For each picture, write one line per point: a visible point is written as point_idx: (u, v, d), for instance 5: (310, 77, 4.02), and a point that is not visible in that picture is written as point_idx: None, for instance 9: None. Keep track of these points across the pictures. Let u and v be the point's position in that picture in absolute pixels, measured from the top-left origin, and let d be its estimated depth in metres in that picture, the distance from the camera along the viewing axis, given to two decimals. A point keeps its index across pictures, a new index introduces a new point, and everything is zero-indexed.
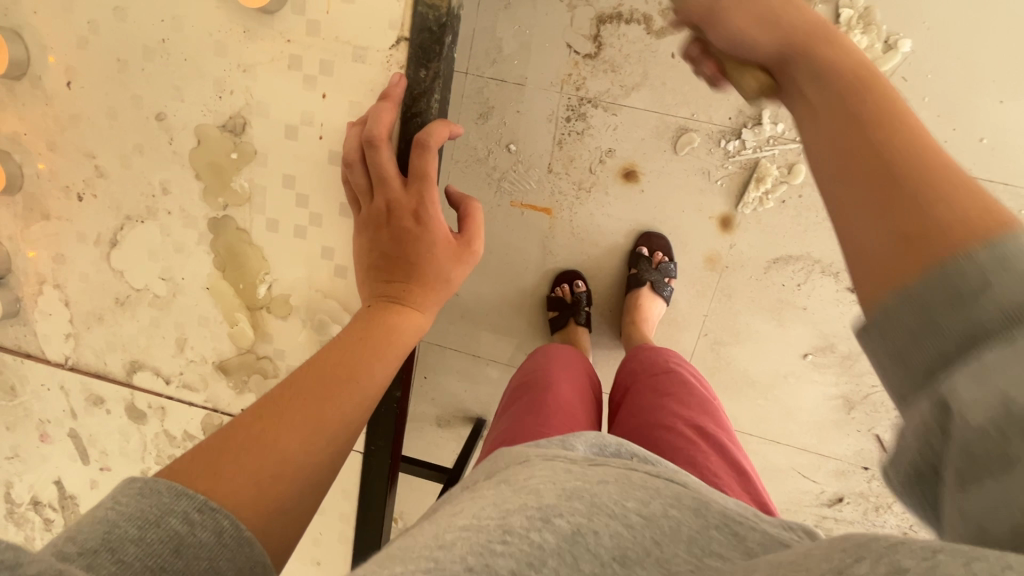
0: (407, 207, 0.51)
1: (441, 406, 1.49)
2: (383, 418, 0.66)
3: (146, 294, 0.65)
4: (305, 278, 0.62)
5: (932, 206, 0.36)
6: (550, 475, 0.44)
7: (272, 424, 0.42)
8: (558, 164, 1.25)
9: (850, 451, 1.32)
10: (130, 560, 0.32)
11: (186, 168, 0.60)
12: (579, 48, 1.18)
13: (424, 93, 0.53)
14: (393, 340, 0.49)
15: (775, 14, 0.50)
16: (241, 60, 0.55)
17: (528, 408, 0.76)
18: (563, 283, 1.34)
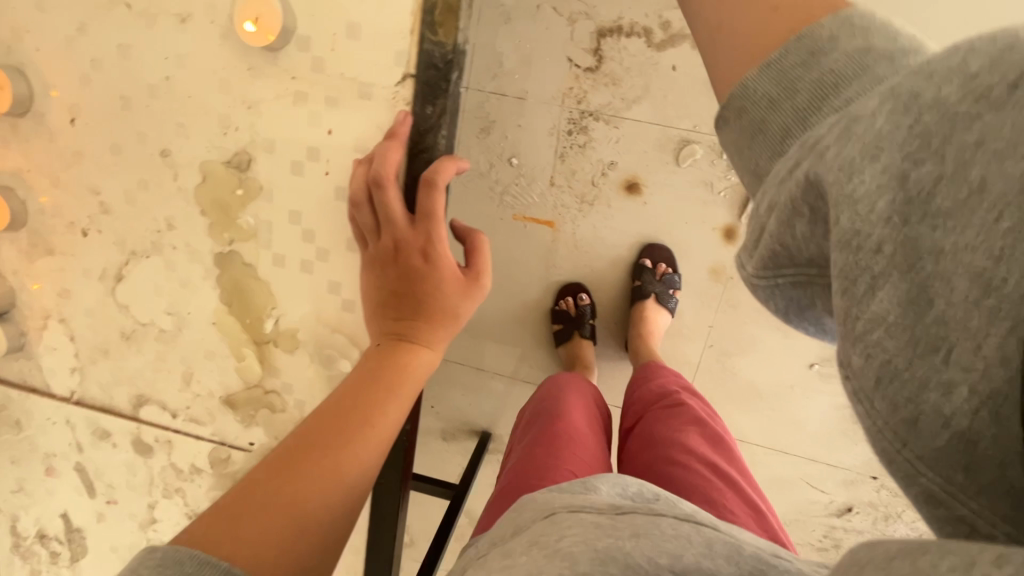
0: (414, 246, 0.50)
1: (446, 421, 1.48)
2: (393, 452, 0.64)
3: (152, 328, 0.64)
4: (312, 313, 0.61)
5: None
6: (580, 532, 0.44)
7: (288, 477, 0.42)
8: (561, 177, 1.25)
9: (857, 460, 1.32)
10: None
11: (192, 204, 0.60)
12: (579, 61, 1.18)
13: (431, 128, 0.52)
14: (404, 382, 0.48)
15: None
16: (245, 97, 0.55)
17: (540, 439, 0.76)
18: (568, 296, 1.33)
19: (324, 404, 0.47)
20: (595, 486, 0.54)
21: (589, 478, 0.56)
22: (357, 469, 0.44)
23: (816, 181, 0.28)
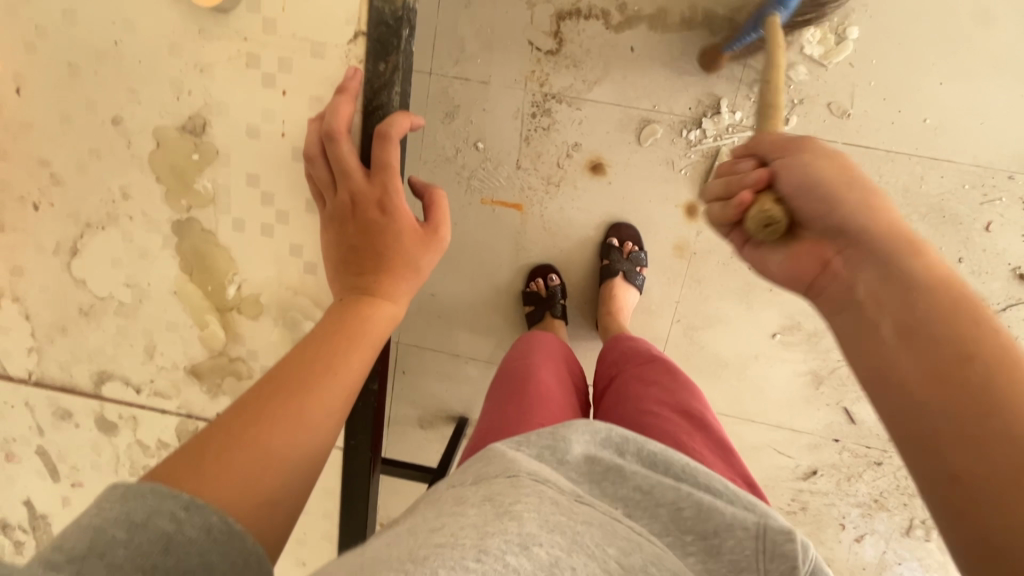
0: (371, 199, 0.51)
1: (422, 408, 1.49)
2: (361, 413, 0.66)
3: (110, 302, 0.64)
4: (275, 276, 0.62)
5: (1004, 508, 0.35)
6: (534, 501, 0.45)
7: (254, 421, 0.41)
8: (526, 160, 1.27)
9: (821, 425, 1.37)
10: (118, 561, 0.34)
11: (146, 172, 0.59)
12: (541, 45, 1.20)
13: (384, 86, 0.53)
14: (367, 332, 0.49)
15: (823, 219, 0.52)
16: (197, 60, 0.55)
17: (510, 397, 0.78)
18: (538, 278, 1.35)
19: (287, 356, 0.47)
20: (564, 433, 0.56)
21: (558, 427, 0.57)
22: (323, 415, 0.44)
23: None
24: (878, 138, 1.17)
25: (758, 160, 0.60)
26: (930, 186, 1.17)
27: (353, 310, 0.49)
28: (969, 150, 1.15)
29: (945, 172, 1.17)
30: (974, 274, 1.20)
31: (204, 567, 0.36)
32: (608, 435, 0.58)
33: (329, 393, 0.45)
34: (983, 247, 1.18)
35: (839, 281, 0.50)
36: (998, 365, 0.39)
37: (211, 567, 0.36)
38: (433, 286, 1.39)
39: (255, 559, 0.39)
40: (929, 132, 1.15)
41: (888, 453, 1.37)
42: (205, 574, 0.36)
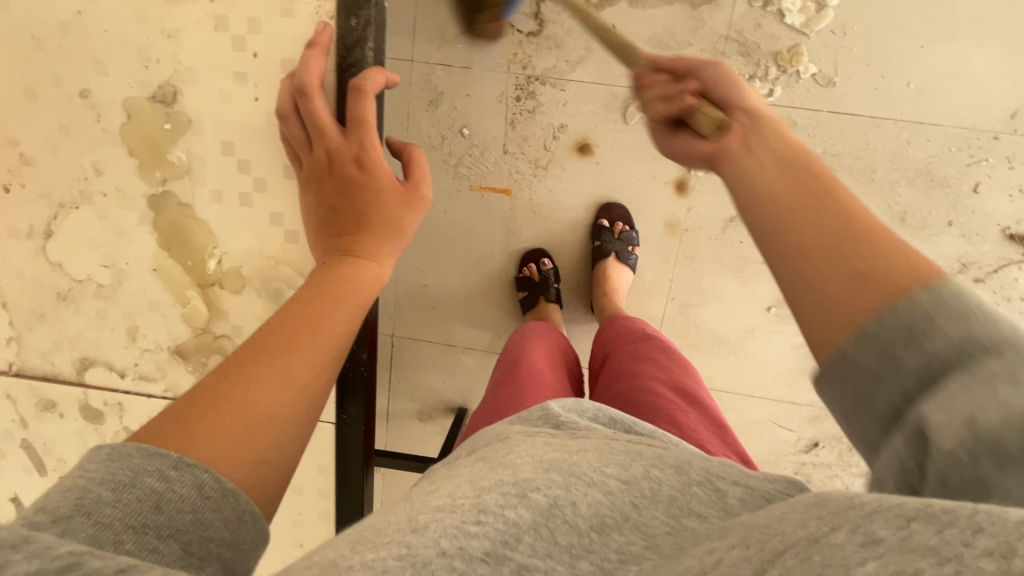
0: (348, 154, 0.51)
1: (420, 400, 1.48)
2: (354, 384, 0.65)
3: (89, 285, 0.63)
4: (256, 246, 0.61)
5: (853, 256, 0.41)
6: (527, 451, 0.48)
7: (238, 380, 0.41)
8: (513, 144, 1.26)
9: (819, 396, 1.37)
10: (107, 520, 0.33)
11: (117, 146, 0.58)
12: (521, 27, 1.19)
13: (358, 42, 0.53)
14: (352, 292, 0.48)
15: (725, 97, 0.60)
16: (165, 26, 0.55)
17: (502, 381, 0.78)
18: (530, 263, 1.34)
19: (273, 317, 0.46)
20: (554, 412, 0.57)
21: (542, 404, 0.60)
22: (311, 372, 0.43)
23: (927, 429, 0.34)
24: (864, 105, 1.17)
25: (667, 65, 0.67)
26: (918, 150, 1.17)
27: (337, 271, 0.49)
28: (955, 114, 1.15)
29: (931, 137, 1.17)
30: (965, 237, 1.20)
31: (198, 524, 0.36)
32: (598, 414, 0.59)
33: (318, 350, 0.44)
34: (971, 209, 1.19)
35: (735, 131, 0.56)
36: (831, 178, 0.47)
37: (205, 524, 0.36)
38: (426, 277, 1.37)
39: (249, 516, 0.38)
40: (914, 97, 1.15)
41: None
42: (201, 531, 0.36)
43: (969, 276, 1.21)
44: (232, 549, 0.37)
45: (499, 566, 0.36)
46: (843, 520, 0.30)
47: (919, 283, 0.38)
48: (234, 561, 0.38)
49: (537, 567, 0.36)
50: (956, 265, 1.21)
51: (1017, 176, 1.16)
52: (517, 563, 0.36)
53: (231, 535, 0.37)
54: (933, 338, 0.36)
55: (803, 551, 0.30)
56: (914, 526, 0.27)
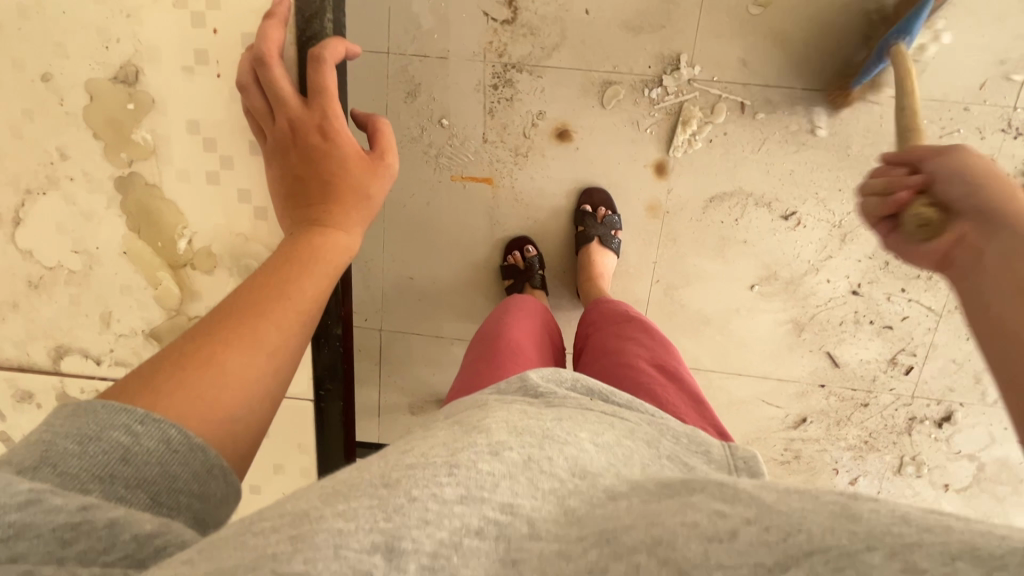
0: (311, 123, 0.54)
1: (410, 393, 1.48)
2: (331, 357, 0.76)
3: (60, 271, 0.71)
4: (224, 224, 0.69)
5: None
6: (504, 415, 0.49)
7: (207, 341, 0.42)
8: (492, 133, 1.26)
9: (806, 371, 1.37)
10: (73, 470, 0.35)
11: (82, 128, 0.65)
12: (496, 15, 1.19)
13: (316, 15, 0.59)
14: (321, 259, 0.50)
15: (971, 192, 0.60)
16: (123, 7, 0.61)
17: (483, 356, 0.79)
18: (514, 250, 1.34)
19: (243, 284, 0.47)
20: (533, 382, 0.58)
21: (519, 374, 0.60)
22: (280, 336, 0.45)
23: None
24: (835, 81, 1.18)
25: (909, 166, 0.69)
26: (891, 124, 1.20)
27: (305, 239, 0.51)
28: (926, 86, 1.17)
29: None
30: None
31: (167, 476, 0.37)
32: (576, 384, 0.60)
33: (287, 317, 0.46)
34: None
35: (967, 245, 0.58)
36: None
37: (174, 476, 0.38)
38: (411, 269, 1.37)
39: (219, 471, 0.40)
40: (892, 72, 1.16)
41: (874, 393, 1.37)
42: (169, 484, 0.38)
43: None
44: (201, 501, 0.39)
45: (480, 506, 0.37)
46: (876, 542, 0.31)
47: None
48: (205, 513, 0.40)
49: (522, 505, 0.39)
50: None
51: (989, 145, 1.17)
52: (496, 502, 0.38)
53: (201, 488, 0.39)
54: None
55: (835, 559, 0.31)
56: (958, 565, 0.28)
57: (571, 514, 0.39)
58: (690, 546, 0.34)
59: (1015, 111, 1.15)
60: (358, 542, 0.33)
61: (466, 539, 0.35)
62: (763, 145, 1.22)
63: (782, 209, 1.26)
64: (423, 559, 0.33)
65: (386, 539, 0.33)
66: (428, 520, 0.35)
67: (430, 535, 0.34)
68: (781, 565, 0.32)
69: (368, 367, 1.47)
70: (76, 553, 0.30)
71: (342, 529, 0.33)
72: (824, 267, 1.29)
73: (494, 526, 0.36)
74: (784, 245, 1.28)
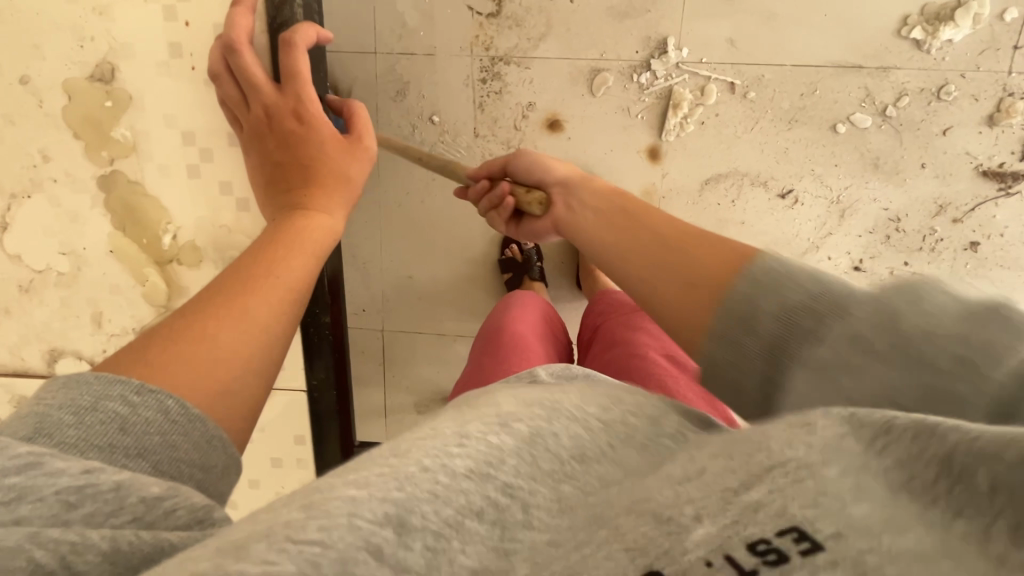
0: (286, 109, 0.59)
1: (416, 392, 1.48)
2: (321, 347, 0.83)
3: (49, 273, 0.79)
4: (207, 216, 0.77)
5: (686, 273, 0.49)
6: (507, 395, 0.44)
7: (198, 318, 0.43)
8: (483, 127, 1.26)
9: None
10: (70, 440, 0.34)
11: (62, 128, 0.72)
12: (480, 9, 1.19)
13: (286, 1, 0.65)
14: (305, 238, 0.51)
15: (533, 171, 0.74)
16: (96, 6, 0.68)
17: (491, 352, 0.79)
18: (512, 244, 1.34)
19: (230, 265, 0.48)
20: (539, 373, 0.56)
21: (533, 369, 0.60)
22: (269, 311, 0.45)
23: None
24: (822, 52, 1.15)
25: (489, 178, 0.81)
26: (884, 94, 1.15)
27: (289, 220, 0.53)
28: (926, 57, 1.12)
29: (894, 81, 1.14)
30: (939, 178, 1.18)
31: (167, 445, 0.37)
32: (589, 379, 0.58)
33: (274, 295, 0.46)
34: (942, 150, 1.16)
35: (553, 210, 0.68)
36: (638, 213, 0.57)
37: (174, 446, 0.37)
38: (410, 268, 1.37)
39: (219, 442, 0.40)
40: (881, 40, 1.13)
41: None
42: (169, 453, 0.37)
43: (946, 217, 1.20)
44: (203, 472, 0.39)
45: (484, 483, 0.33)
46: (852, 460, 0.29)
47: (746, 258, 0.46)
48: (208, 483, 0.39)
49: (521, 487, 0.34)
50: (932, 208, 1.20)
51: (982, 110, 1.13)
52: (501, 482, 0.34)
53: (202, 457, 0.39)
54: (755, 314, 0.43)
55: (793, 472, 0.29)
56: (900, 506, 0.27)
57: (564, 502, 0.34)
58: (663, 493, 0.31)
59: (1010, 75, 1.11)
60: (369, 510, 0.30)
61: (467, 518, 0.31)
62: (756, 124, 1.20)
63: (779, 187, 1.23)
64: (428, 539, 0.30)
65: (398, 511, 0.31)
66: (435, 493, 0.32)
67: (437, 513, 0.31)
68: (744, 485, 0.29)
69: (373, 369, 1.47)
70: (82, 516, 0.31)
71: (355, 497, 0.31)
72: (825, 244, 1.25)
73: (494, 508, 0.32)
74: (782, 225, 1.25)
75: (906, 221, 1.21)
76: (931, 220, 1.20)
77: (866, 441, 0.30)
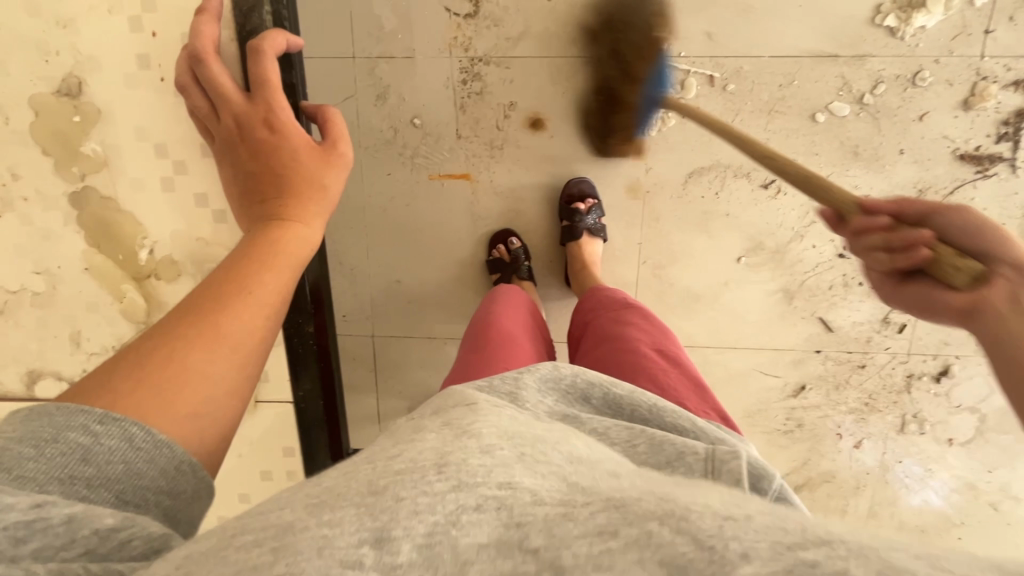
0: (256, 117, 0.58)
1: (408, 397, 1.47)
2: (306, 352, 0.82)
3: (25, 293, 0.77)
4: (185, 229, 0.75)
5: None
6: (496, 419, 0.46)
7: (168, 339, 0.42)
8: (466, 128, 1.25)
9: (800, 338, 1.33)
10: (29, 474, 0.33)
11: (32, 145, 0.71)
12: (457, 10, 1.18)
13: (254, 9, 0.66)
14: (280, 251, 0.51)
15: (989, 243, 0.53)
16: (60, 19, 0.67)
17: (478, 350, 0.78)
18: (499, 244, 1.32)
19: (202, 283, 0.47)
20: (524, 381, 0.58)
21: (522, 373, 0.59)
22: (243, 329, 0.45)
23: None
24: (798, 42, 1.16)
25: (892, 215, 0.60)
26: (861, 82, 1.16)
27: (265, 233, 0.52)
28: (901, 45, 1.14)
29: (870, 69, 1.15)
30: (917, 163, 1.19)
31: (131, 474, 0.37)
32: (577, 378, 0.60)
33: (246, 312, 0.45)
34: (920, 135, 1.18)
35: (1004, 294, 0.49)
36: None
37: (140, 474, 0.37)
38: (397, 272, 1.36)
39: (188, 466, 0.40)
40: (856, 28, 1.14)
41: (870, 354, 1.32)
42: (135, 481, 0.37)
43: (926, 202, 1.21)
44: (171, 497, 0.39)
45: (476, 488, 0.35)
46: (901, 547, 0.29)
47: None
48: (176, 509, 0.40)
49: (521, 481, 0.36)
50: (912, 193, 1.21)
51: (957, 94, 1.15)
52: (496, 482, 0.36)
53: (170, 483, 0.39)
54: None
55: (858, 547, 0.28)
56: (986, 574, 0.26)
57: (574, 484, 0.37)
58: (703, 518, 0.30)
59: (983, 60, 1.13)
60: (343, 542, 0.31)
61: (464, 514, 0.33)
62: (736, 116, 1.20)
63: (761, 177, 1.24)
64: (418, 540, 0.31)
65: (375, 532, 0.31)
66: (419, 509, 0.33)
67: (422, 520, 0.32)
68: (801, 544, 0.28)
69: (364, 376, 1.46)
70: (31, 551, 0.29)
71: (329, 534, 0.31)
72: (809, 232, 1.26)
73: (494, 500, 0.34)
74: (765, 215, 1.26)
75: None
76: None
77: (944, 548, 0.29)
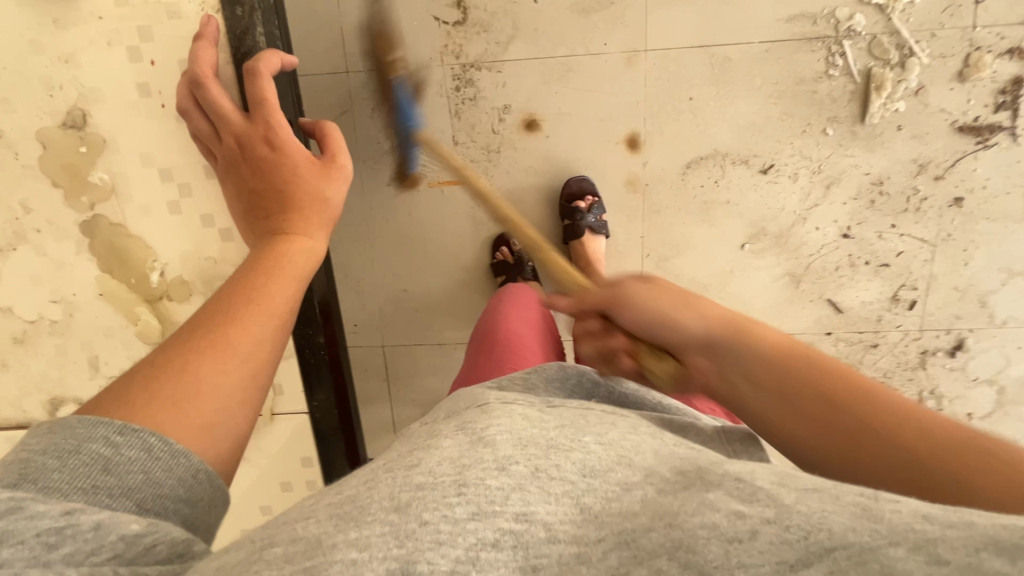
0: (256, 135, 0.59)
1: (422, 404, 1.47)
2: (319, 364, 0.83)
3: (43, 322, 0.79)
4: (193, 250, 0.77)
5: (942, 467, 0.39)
6: (505, 421, 0.46)
7: (180, 351, 0.43)
8: (462, 134, 1.26)
9: (810, 320, 1.32)
10: (55, 484, 0.35)
11: (41, 178, 0.73)
12: (446, 17, 1.19)
13: (247, 31, 0.67)
14: (285, 262, 0.52)
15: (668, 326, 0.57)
16: (62, 53, 0.69)
17: (488, 351, 0.79)
18: (502, 247, 1.34)
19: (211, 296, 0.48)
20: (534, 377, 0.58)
21: (530, 372, 0.60)
22: (251, 338, 0.46)
23: None
24: (787, 26, 1.16)
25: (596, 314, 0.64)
26: (853, 60, 1.16)
27: (269, 245, 0.53)
28: (891, 21, 1.13)
29: (862, 47, 1.15)
30: (916, 138, 1.19)
31: (150, 483, 0.37)
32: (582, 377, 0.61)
33: (254, 322, 0.47)
34: (917, 110, 1.17)
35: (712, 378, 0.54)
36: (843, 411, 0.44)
37: (158, 483, 0.38)
38: (403, 281, 1.38)
39: (204, 475, 0.40)
40: (845, 7, 1.13)
41: (882, 333, 1.31)
42: (155, 490, 0.38)
43: (927, 176, 1.20)
44: (189, 506, 0.39)
45: (493, 519, 0.35)
46: (900, 537, 0.28)
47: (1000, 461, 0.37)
48: (194, 517, 0.40)
49: (535, 510, 0.36)
50: (913, 168, 1.20)
51: (951, 67, 1.14)
52: (511, 514, 0.36)
53: (187, 491, 0.39)
54: None
55: (857, 553, 0.27)
56: (983, 554, 0.26)
57: (587, 511, 0.37)
58: (709, 547, 0.30)
59: (975, 30, 1.12)
60: (372, 568, 0.31)
61: (483, 551, 0.33)
62: (730, 103, 1.21)
63: (760, 162, 1.24)
64: None
65: (401, 564, 0.31)
66: (441, 541, 0.33)
67: (445, 555, 0.32)
68: (803, 561, 0.28)
69: (378, 385, 1.47)
70: (62, 556, 0.30)
71: (356, 559, 0.32)
72: (812, 215, 1.25)
73: (510, 535, 0.34)
74: (766, 200, 1.25)
75: (889, 183, 1.22)
76: (913, 180, 1.21)
77: (943, 522, 0.29)
